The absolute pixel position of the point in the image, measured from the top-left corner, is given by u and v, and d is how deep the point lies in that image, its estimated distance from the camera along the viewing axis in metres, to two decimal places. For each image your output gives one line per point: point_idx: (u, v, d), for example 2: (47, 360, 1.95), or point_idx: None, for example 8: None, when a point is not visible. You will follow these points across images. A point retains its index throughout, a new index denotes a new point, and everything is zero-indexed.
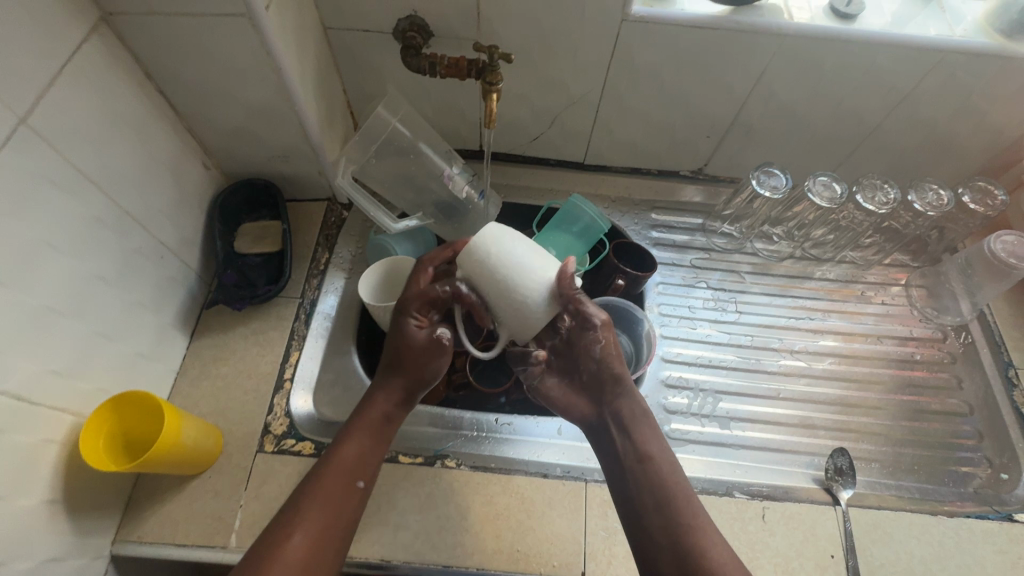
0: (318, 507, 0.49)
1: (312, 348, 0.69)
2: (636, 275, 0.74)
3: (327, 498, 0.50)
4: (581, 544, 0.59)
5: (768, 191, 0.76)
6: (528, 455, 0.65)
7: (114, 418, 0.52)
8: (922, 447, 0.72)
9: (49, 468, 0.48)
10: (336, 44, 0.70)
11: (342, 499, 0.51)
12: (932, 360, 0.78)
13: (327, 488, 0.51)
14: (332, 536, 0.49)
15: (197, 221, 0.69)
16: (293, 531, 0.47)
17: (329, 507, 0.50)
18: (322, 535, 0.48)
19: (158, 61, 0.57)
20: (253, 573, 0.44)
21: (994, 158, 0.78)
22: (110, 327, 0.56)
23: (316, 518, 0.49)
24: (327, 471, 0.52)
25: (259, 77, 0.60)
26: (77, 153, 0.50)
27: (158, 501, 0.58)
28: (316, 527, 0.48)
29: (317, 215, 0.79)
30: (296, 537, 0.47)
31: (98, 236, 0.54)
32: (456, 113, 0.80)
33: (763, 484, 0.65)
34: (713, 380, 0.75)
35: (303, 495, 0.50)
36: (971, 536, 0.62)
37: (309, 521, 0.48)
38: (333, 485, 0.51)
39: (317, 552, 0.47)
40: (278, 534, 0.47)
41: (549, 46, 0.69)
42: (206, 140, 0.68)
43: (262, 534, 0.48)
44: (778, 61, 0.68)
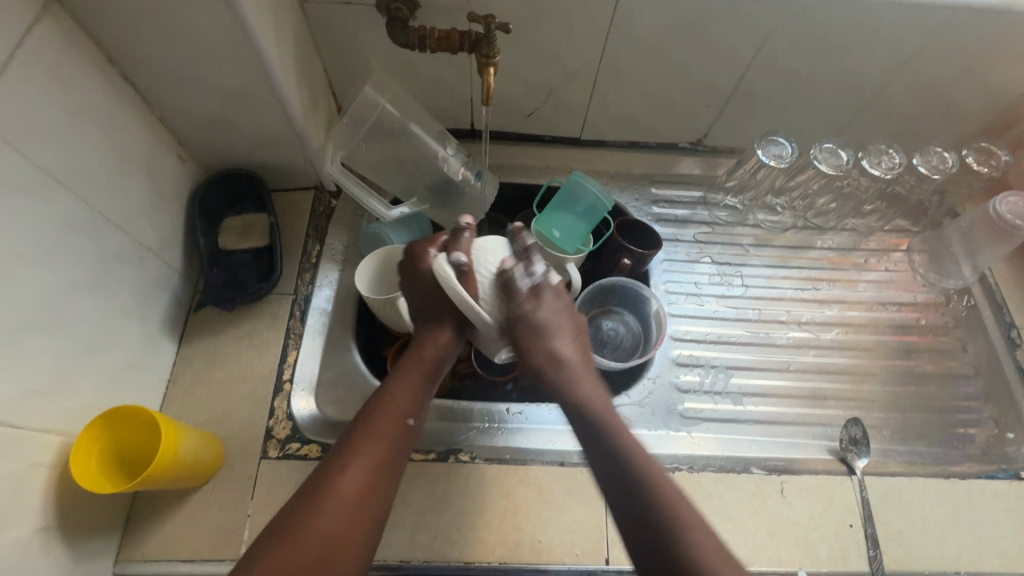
0: (374, 444, 0.48)
1: (310, 347, 0.66)
2: (642, 254, 0.72)
3: (377, 435, 0.48)
4: (604, 531, 0.58)
5: (772, 161, 0.74)
6: (543, 444, 0.64)
7: (106, 436, 0.48)
8: (929, 411, 0.72)
9: (39, 494, 0.45)
10: (314, 19, 0.65)
11: (394, 441, 0.49)
12: (935, 325, 0.78)
13: (383, 427, 0.49)
14: (387, 473, 0.47)
15: (177, 218, 0.64)
16: (348, 468, 0.46)
17: (386, 445, 0.48)
18: (376, 471, 0.47)
19: (120, 44, 0.51)
20: (301, 517, 0.42)
21: (994, 118, 0.78)
22: (92, 339, 0.52)
23: (372, 456, 0.47)
24: (384, 412, 0.50)
25: (235, 58, 0.55)
26: (38, 149, 0.45)
27: (159, 517, 0.55)
28: (372, 463, 0.47)
29: (304, 205, 0.75)
30: (350, 473, 0.45)
31: (71, 241, 0.49)
32: (446, 91, 0.75)
33: (780, 459, 0.65)
34: (724, 356, 0.74)
35: (359, 434, 0.48)
36: (983, 497, 0.63)
37: (366, 455, 0.47)
38: (386, 423, 0.49)
39: (372, 488, 0.46)
40: (330, 472, 0.45)
41: (544, 14, 0.65)
42: (179, 129, 0.62)
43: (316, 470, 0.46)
44: (784, 24, 0.65)
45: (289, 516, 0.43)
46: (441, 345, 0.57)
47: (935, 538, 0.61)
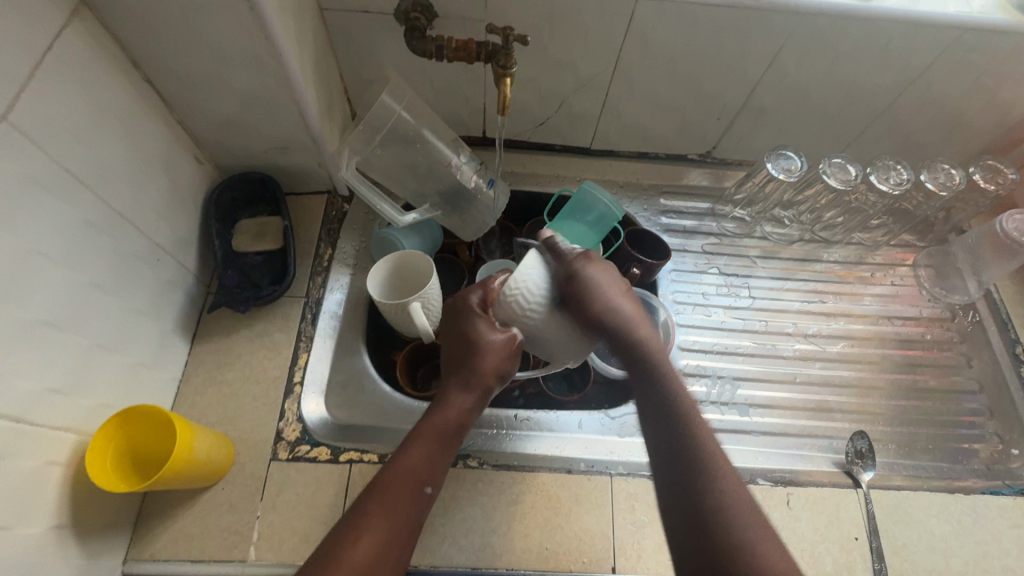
0: (381, 521, 0.44)
1: (321, 349, 0.67)
2: (651, 263, 0.73)
3: (384, 515, 0.44)
4: (610, 539, 0.58)
5: (781, 174, 0.75)
6: (550, 451, 0.64)
7: (122, 435, 0.49)
8: (933, 426, 0.73)
9: (55, 491, 0.45)
10: (333, 26, 0.66)
11: (409, 506, 0.46)
12: (940, 339, 0.79)
13: (397, 495, 0.46)
14: (396, 546, 0.44)
15: (193, 220, 0.65)
16: (356, 542, 0.43)
17: (397, 519, 0.45)
18: (385, 544, 0.43)
19: (145, 48, 0.52)
20: None
21: (1001, 136, 0.79)
22: (109, 337, 0.52)
23: (382, 527, 0.44)
24: (400, 475, 0.47)
25: (257, 64, 0.56)
26: (64, 150, 0.46)
27: (170, 516, 0.55)
28: (381, 535, 0.43)
29: (317, 209, 0.76)
30: (356, 549, 0.42)
31: (91, 240, 0.50)
32: (460, 99, 0.76)
33: (785, 470, 0.65)
34: (730, 367, 0.74)
35: (370, 502, 0.45)
36: (987, 512, 0.63)
37: (372, 534, 0.43)
38: (399, 492, 0.46)
39: (382, 563, 0.43)
40: (337, 544, 0.42)
41: (560, 26, 0.66)
42: (198, 132, 0.63)
43: (319, 546, 0.43)
44: (795, 40, 0.67)
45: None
46: (465, 407, 0.52)
47: (940, 553, 0.61)
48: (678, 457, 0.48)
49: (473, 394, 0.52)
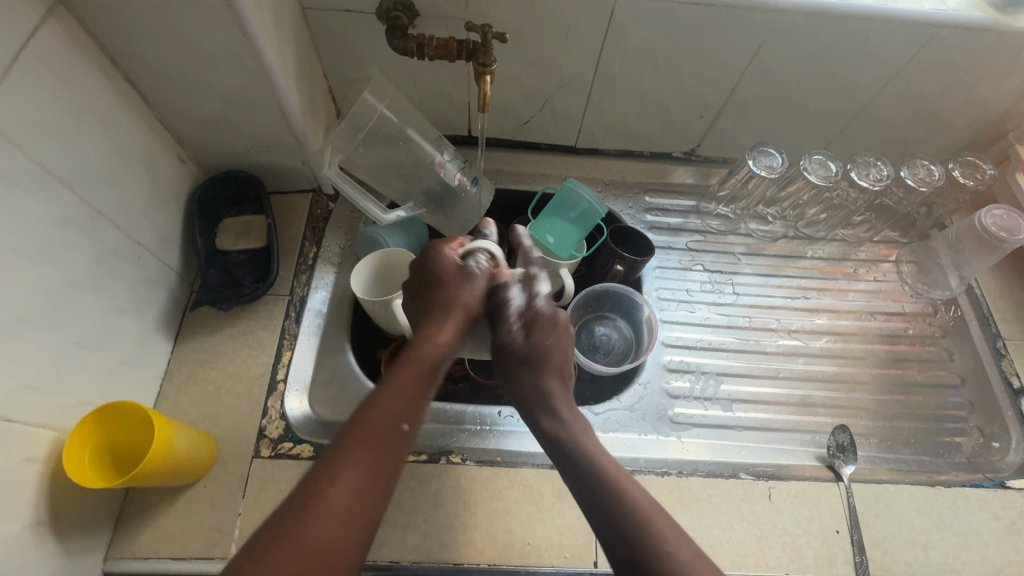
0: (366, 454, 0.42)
1: (305, 347, 0.67)
2: (635, 260, 0.73)
3: (367, 444, 0.42)
4: (592, 534, 0.59)
5: (763, 171, 0.75)
6: (534, 446, 0.64)
7: (100, 431, 0.49)
8: (916, 420, 0.73)
9: (33, 489, 0.45)
10: (315, 25, 0.66)
11: (393, 441, 0.43)
12: (923, 335, 0.79)
13: (378, 429, 0.43)
14: (380, 482, 0.41)
15: (175, 219, 0.65)
16: (339, 475, 0.39)
17: (381, 451, 0.42)
18: (371, 480, 0.41)
19: (124, 46, 0.53)
20: (293, 520, 0.36)
21: (981, 132, 0.79)
22: (88, 335, 0.52)
23: (368, 458, 0.41)
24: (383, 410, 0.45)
25: (236, 62, 0.56)
26: (40, 147, 0.46)
27: (151, 514, 0.55)
28: (368, 469, 0.41)
29: (302, 208, 0.76)
30: (343, 479, 0.39)
31: (70, 238, 0.50)
32: (444, 98, 0.77)
33: (768, 465, 0.66)
34: (714, 362, 0.75)
35: (350, 435, 0.42)
36: (967, 504, 0.64)
37: (359, 465, 0.41)
38: (382, 426, 0.44)
39: (364, 500, 0.39)
40: (318, 478, 0.39)
41: (540, 24, 0.66)
42: (180, 131, 0.63)
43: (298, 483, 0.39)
44: (774, 37, 0.67)
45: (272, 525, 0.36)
46: (439, 342, 0.53)
47: (920, 545, 0.61)
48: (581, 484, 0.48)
49: (455, 325, 0.55)
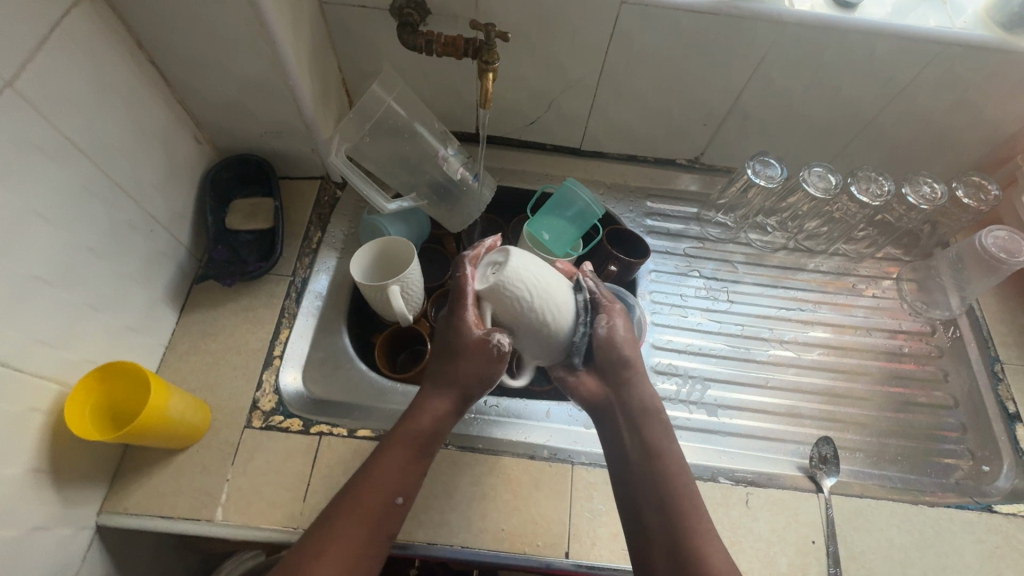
0: (356, 528, 0.47)
1: (303, 327, 0.70)
2: (629, 261, 0.74)
3: (361, 525, 0.48)
4: (566, 525, 0.59)
5: (762, 181, 0.76)
6: (516, 437, 0.66)
7: (101, 389, 0.52)
8: (907, 438, 0.73)
9: (35, 437, 0.48)
10: (332, 19, 0.69)
11: (378, 517, 0.49)
12: (919, 353, 0.78)
13: (369, 508, 0.49)
14: (364, 561, 0.47)
15: (188, 196, 0.68)
16: (324, 561, 0.45)
17: (369, 530, 0.48)
18: (354, 560, 0.46)
19: (149, 29, 0.56)
20: None
21: (990, 153, 0.78)
22: (99, 299, 0.56)
23: (355, 538, 0.47)
24: (370, 489, 0.49)
25: (253, 49, 0.59)
26: (65, 119, 0.50)
27: (145, 474, 0.58)
28: (351, 548, 0.46)
29: (310, 193, 0.79)
30: (328, 563, 0.45)
31: (86, 205, 0.53)
32: (453, 95, 0.79)
33: (748, 471, 0.66)
34: (702, 367, 0.75)
35: (337, 516, 0.48)
36: (951, 525, 0.63)
37: (345, 545, 0.46)
38: (371, 505, 0.49)
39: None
40: (308, 558, 0.45)
41: (548, 27, 0.68)
42: (198, 113, 0.67)
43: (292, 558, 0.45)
44: (778, 48, 0.68)
45: None
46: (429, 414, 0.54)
47: (898, 562, 0.60)
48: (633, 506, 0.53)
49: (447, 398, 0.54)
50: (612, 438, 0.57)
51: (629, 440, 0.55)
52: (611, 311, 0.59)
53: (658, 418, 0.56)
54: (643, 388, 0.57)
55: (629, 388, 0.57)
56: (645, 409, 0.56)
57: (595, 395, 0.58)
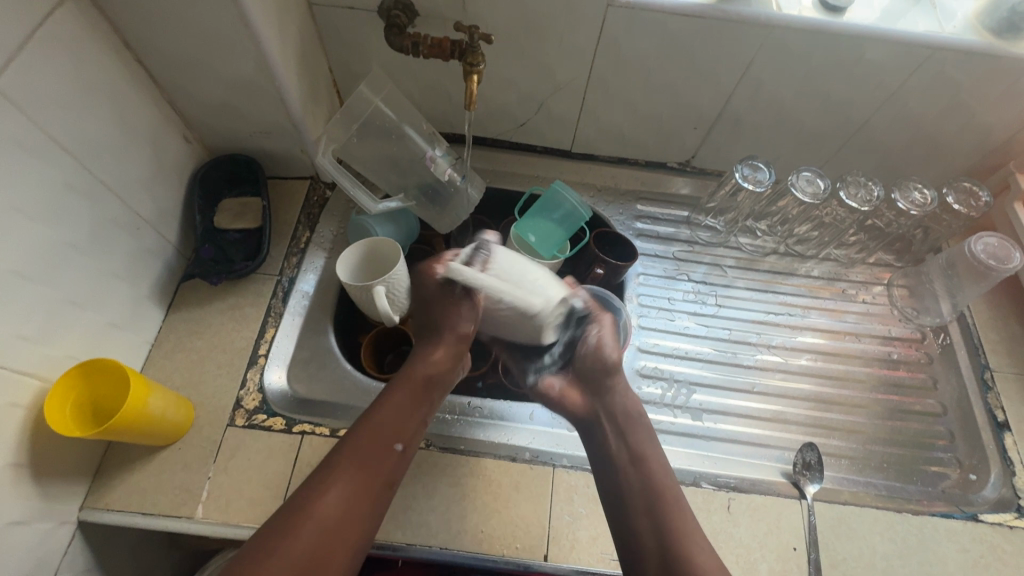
0: (357, 468, 0.50)
1: (288, 326, 0.70)
2: (615, 264, 0.74)
3: (363, 463, 0.51)
4: (545, 528, 0.59)
5: (750, 185, 0.75)
6: (498, 438, 0.66)
7: (82, 385, 0.52)
8: (894, 446, 0.72)
9: (15, 432, 0.49)
10: (321, 20, 0.69)
11: (380, 460, 0.52)
12: (909, 360, 0.78)
13: (372, 452, 0.52)
14: (365, 500, 0.49)
15: (176, 195, 0.68)
16: (326, 492, 0.48)
17: (368, 471, 0.51)
18: (354, 496, 0.49)
19: (135, 29, 0.56)
20: (274, 536, 0.44)
21: (983, 158, 0.78)
22: (82, 296, 0.56)
23: (355, 477, 0.50)
24: (372, 431, 0.53)
25: (239, 50, 0.59)
26: (49, 118, 0.50)
27: (127, 470, 0.59)
28: (352, 487, 0.49)
29: (299, 193, 0.79)
30: (328, 497, 0.48)
31: (70, 204, 0.54)
32: (443, 96, 0.79)
33: (731, 476, 0.65)
34: (689, 371, 0.75)
35: (342, 455, 0.51)
36: (934, 533, 0.62)
37: (348, 480, 0.49)
38: (371, 449, 0.52)
39: (350, 516, 0.48)
40: (307, 495, 0.48)
41: (535, 30, 0.68)
42: (186, 112, 0.67)
43: (294, 494, 0.48)
44: (766, 52, 0.68)
45: (264, 532, 0.45)
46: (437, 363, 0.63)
47: (880, 570, 0.60)
48: (620, 502, 0.56)
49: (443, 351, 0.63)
50: (597, 445, 0.61)
51: (617, 443, 0.61)
52: (599, 319, 0.66)
53: (640, 423, 0.63)
54: (625, 395, 0.65)
55: (611, 399, 0.64)
56: (629, 414, 0.63)
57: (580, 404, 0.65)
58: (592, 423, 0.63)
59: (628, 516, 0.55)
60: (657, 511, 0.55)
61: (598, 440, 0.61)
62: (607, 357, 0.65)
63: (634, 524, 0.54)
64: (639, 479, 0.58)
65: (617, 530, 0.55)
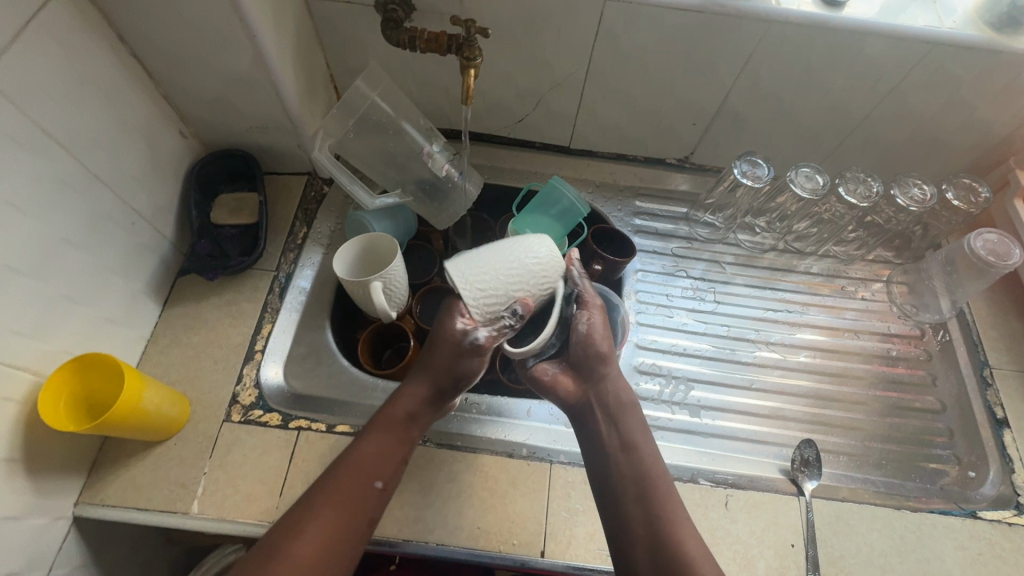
0: (337, 506, 0.50)
1: (285, 322, 0.70)
2: (614, 261, 0.74)
3: (342, 501, 0.50)
4: (542, 524, 0.59)
5: (749, 181, 0.75)
6: (495, 434, 0.66)
7: (76, 380, 0.52)
8: (893, 443, 0.72)
9: (8, 426, 0.49)
10: (317, 15, 0.69)
11: (360, 497, 0.51)
12: (908, 357, 0.78)
13: (350, 490, 0.51)
14: (346, 539, 0.49)
15: (172, 190, 0.68)
16: (303, 533, 0.48)
17: (347, 509, 0.50)
18: (333, 535, 0.49)
19: (130, 23, 0.56)
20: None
21: (983, 155, 0.77)
22: (76, 291, 0.56)
23: (333, 517, 0.49)
24: (352, 468, 0.52)
25: (235, 44, 0.59)
26: (43, 112, 0.50)
27: (122, 466, 0.58)
28: (330, 525, 0.49)
29: (297, 189, 0.79)
30: (306, 538, 0.47)
31: (64, 199, 0.53)
32: (440, 92, 0.79)
33: (729, 473, 0.65)
34: (687, 368, 0.75)
35: (320, 494, 0.50)
36: (933, 530, 0.62)
37: (326, 520, 0.49)
38: (350, 488, 0.51)
39: (328, 556, 0.48)
40: (285, 535, 0.48)
41: (532, 24, 0.68)
42: (182, 107, 0.67)
43: (272, 534, 0.48)
44: (765, 47, 0.67)
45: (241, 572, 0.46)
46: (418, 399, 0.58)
47: (878, 567, 0.60)
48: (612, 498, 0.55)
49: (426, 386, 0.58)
50: (589, 437, 0.59)
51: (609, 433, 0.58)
52: (590, 306, 0.61)
53: (632, 411, 0.60)
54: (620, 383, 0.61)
55: (604, 385, 0.60)
56: (621, 403, 0.60)
57: (571, 394, 0.61)
58: (585, 409, 0.60)
59: (619, 507, 0.54)
60: (650, 505, 0.54)
61: (589, 428, 0.59)
62: (598, 346, 0.60)
63: (627, 513, 0.54)
64: (630, 471, 0.56)
65: (610, 526, 0.54)
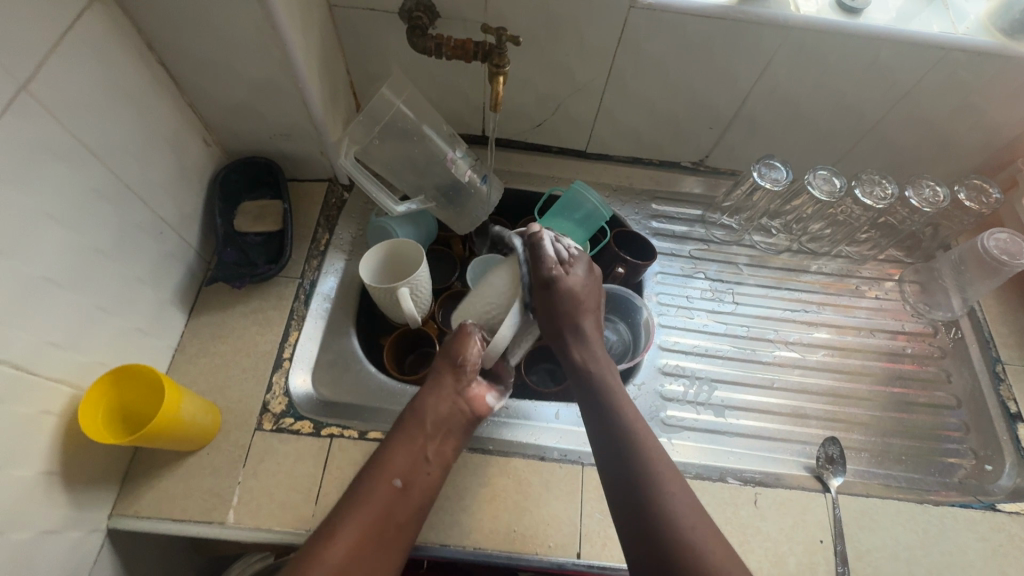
0: (363, 513, 0.50)
1: (311, 329, 0.70)
2: (636, 263, 0.75)
3: (368, 508, 0.50)
4: (576, 525, 0.60)
5: (768, 184, 0.76)
6: (526, 438, 0.67)
7: (113, 392, 0.52)
8: (911, 438, 0.73)
9: (47, 439, 0.48)
10: (341, 22, 0.69)
11: (384, 502, 0.51)
12: (922, 354, 0.79)
13: (375, 496, 0.51)
14: (375, 545, 0.49)
15: (197, 198, 0.68)
16: (334, 542, 0.48)
17: (375, 516, 0.50)
18: (362, 542, 0.49)
19: (159, 31, 0.56)
20: None
21: (991, 156, 0.80)
22: (109, 301, 0.55)
23: (360, 523, 0.49)
24: (378, 475, 0.53)
25: (264, 52, 0.59)
26: (77, 122, 0.50)
27: (155, 476, 0.58)
28: (359, 530, 0.49)
29: (318, 195, 0.79)
30: (336, 546, 0.48)
31: (97, 209, 0.53)
32: (461, 98, 0.80)
33: (755, 471, 0.66)
34: (709, 368, 0.76)
35: (349, 503, 0.51)
36: (954, 523, 0.63)
37: (354, 527, 0.49)
38: (375, 496, 0.51)
39: (360, 563, 0.48)
40: (314, 547, 0.48)
41: (556, 31, 0.69)
42: (206, 115, 0.67)
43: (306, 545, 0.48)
44: (784, 53, 0.69)
45: None
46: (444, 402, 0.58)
47: (904, 561, 0.61)
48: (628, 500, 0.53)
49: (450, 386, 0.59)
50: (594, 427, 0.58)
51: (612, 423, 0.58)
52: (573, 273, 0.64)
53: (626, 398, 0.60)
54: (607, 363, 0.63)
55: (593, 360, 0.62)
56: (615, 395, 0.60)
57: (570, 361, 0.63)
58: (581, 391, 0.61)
59: (635, 515, 0.52)
60: (663, 502, 0.52)
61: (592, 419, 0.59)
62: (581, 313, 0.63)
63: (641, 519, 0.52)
64: (638, 467, 0.54)
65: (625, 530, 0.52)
